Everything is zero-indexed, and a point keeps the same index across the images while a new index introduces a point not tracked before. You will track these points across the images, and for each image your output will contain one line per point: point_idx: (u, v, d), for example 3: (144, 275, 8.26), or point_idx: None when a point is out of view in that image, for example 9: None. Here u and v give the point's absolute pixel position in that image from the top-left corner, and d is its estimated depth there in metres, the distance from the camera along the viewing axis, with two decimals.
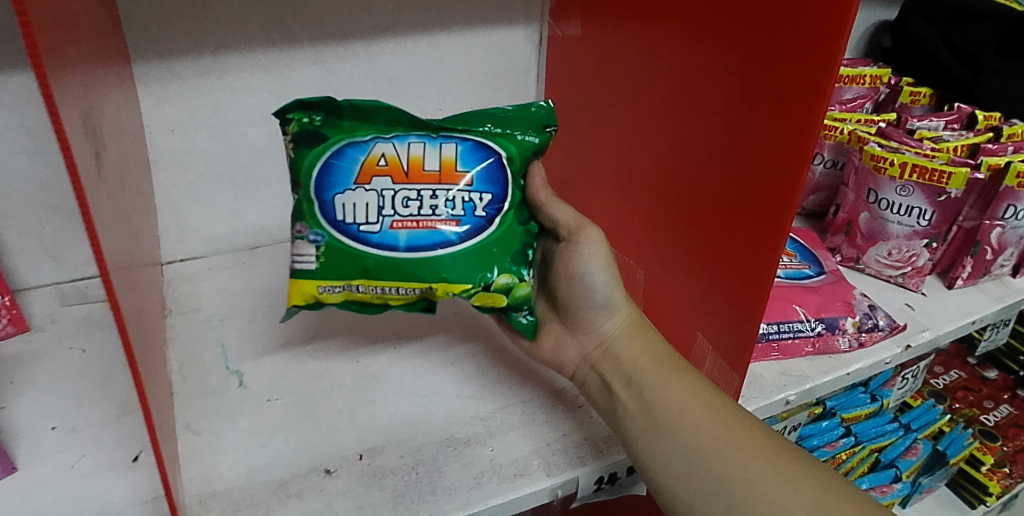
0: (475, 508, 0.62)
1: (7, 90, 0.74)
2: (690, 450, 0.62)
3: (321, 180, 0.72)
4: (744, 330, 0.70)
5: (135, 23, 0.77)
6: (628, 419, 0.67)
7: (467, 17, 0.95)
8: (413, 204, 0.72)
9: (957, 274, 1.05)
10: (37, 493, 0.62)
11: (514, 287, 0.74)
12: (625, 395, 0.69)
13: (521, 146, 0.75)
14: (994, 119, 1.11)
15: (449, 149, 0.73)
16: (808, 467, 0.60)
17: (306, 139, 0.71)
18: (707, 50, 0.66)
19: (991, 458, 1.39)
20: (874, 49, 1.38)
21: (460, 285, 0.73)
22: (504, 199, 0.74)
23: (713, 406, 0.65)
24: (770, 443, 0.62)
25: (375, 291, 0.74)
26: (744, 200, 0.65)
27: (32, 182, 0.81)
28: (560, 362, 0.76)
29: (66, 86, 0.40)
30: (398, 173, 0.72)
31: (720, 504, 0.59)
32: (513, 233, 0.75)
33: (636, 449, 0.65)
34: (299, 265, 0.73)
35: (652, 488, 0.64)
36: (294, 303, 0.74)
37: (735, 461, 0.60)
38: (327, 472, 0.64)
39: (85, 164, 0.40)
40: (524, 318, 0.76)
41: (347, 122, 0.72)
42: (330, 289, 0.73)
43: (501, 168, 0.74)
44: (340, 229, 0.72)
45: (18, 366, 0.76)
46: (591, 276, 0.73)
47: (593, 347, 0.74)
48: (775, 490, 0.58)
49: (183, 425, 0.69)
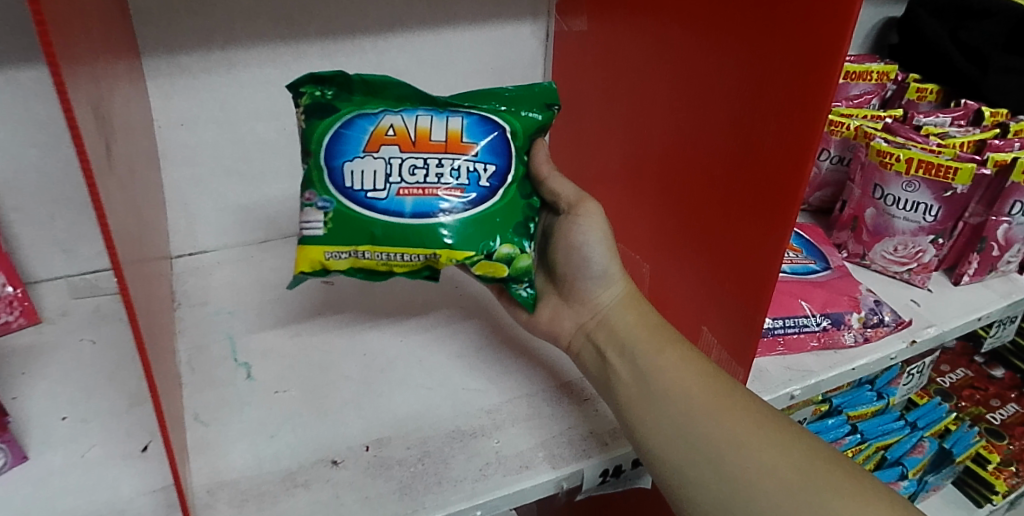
0: (481, 499, 0.62)
1: (19, 84, 0.75)
2: (680, 414, 0.62)
3: (331, 148, 0.73)
4: (750, 319, 0.70)
5: (145, 18, 0.78)
6: (621, 387, 0.68)
7: (474, 11, 0.95)
8: (419, 172, 0.73)
9: (963, 270, 1.05)
10: (47, 481, 0.63)
11: (516, 258, 0.74)
12: (618, 364, 0.70)
13: (525, 123, 0.77)
14: (1000, 116, 1.10)
15: (455, 122, 0.75)
16: (794, 435, 0.60)
17: (319, 110, 0.74)
18: (713, 44, 0.66)
19: (996, 456, 1.39)
20: (881, 46, 1.38)
21: (463, 251, 0.72)
22: (508, 171, 0.75)
23: (704, 375, 0.65)
24: (758, 410, 0.62)
25: (381, 258, 0.73)
26: (749, 191, 0.65)
27: (43, 175, 0.81)
28: (557, 332, 0.78)
29: (76, 76, 0.40)
30: (406, 142, 0.74)
31: (708, 465, 0.60)
32: (516, 205, 0.75)
33: (627, 414, 0.66)
34: (307, 231, 0.73)
35: (641, 454, 0.64)
36: (300, 270, 0.73)
37: (724, 425, 0.61)
38: (334, 462, 0.65)
39: (95, 154, 0.41)
40: (524, 291, 0.76)
41: (357, 97, 0.75)
42: (337, 255, 0.73)
43: (505, 142, 0.75)
44: (348, 196, 0.72)
45: (29, 358, 0.77)
46: (588, 247, 0.74)
47: (589, 317, 0.75)
48: (762, 452, 0.59)
49: (191, 416, 0.69)
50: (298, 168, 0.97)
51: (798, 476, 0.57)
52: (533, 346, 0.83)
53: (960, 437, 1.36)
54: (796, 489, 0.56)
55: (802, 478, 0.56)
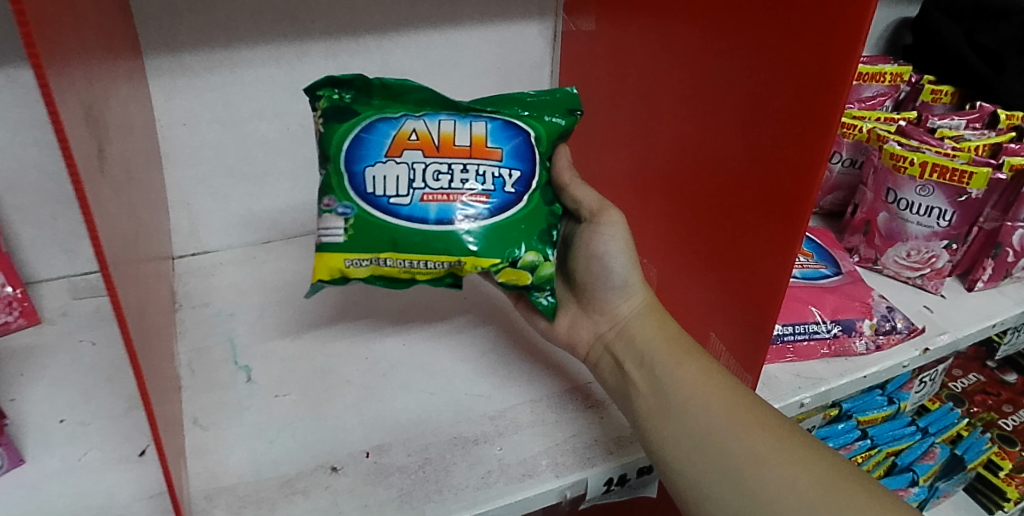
0: (482, 507, 0.61)
1: (18, 83, 0.75)
2: (698, 427, 0.61)
3: (352, 153, 0.72)
4: (758, 328, 0.69)
5: (146, 17, 0.77)
6: (639, 398, 0.67)
7: (481, 11, 0.94)
8: (443, 178, 0.72)
9: (978, 276, 1.03)
10: (42, 485, 0.62)
11: (540, 265, 0.72)
12: (636, 374, 0.68)
13: (549, 127, 0.76)
14: (1016, 119, 1.07)
15: (479, 127, 0.73)
16: (818, 450, 0.59)
17: (336, 114, 0.73)
18: (723, 47, 0.65)
19: (1009, 463, 1.36)
20: (895, 47, 1.35)
21: (489, 259, 0.71)
22: (533, 176, 0.74)
23: (725, 388, 0.64)
24: (780, 425, 0.61)
25: (403, 265, 0.72)
26: (758, 195, 0.64)
27: (44, 174, 0.81)
28: (574, 342, 0.76)
29: (68, 80, 0.39)
30: (429, 147, 0.72)
31: (728, 479, 0.58)
32: (539, 213, 0.74)
33: (643, 426, 0.65)
34: (326, 238, 0.71)
35: (658, 466, 0.63)
36: (318, 278, 0.72)
37: (745, 439, 0.59)
38: (333, 469, 0.64)
39: (87, 160, 0.40)
40: (545, 299, 0.74)
41: (376, 101, 0.74)
42: (357, 263, 0.71)
43: (529, 147, 0.74)
44: (370, 201, 0.71)
45: (28, 359, 0.76)
46: (610, 257, 0.72)
47: (607, 327, 0.74)
48: (785, 468, 0.57)
49: (190, 419, 0.69)
50: (301, 168, 0.96)
51: (821, 494, 0.55)
52: (543, 347, 0.82)
53: (972, 443, 1.33)
54: (819, 505, 0.55)
55: (824, 496, 0.55)
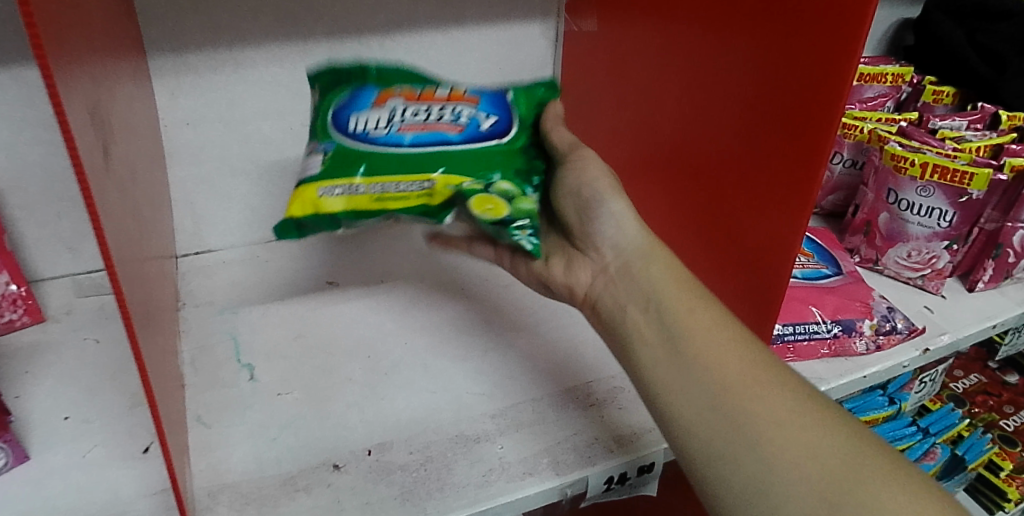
0: (482, 505, 0.61)
1: (24, 81, 0.75)
2: (710, 376, 0.58)
3: (336, 105, 0.74)
4: (765, 315, 0.71)
5: (149, 17, 0.78)
6: (645, 344, 0.63)
7: (484, 12, 0.94)
8: (421, 115, 0.75)
9: (979, 276, 1.03)
10: (47, 482, 0.62)
11: (516, 196, 0.70)
12: (641, 317, 0.65)
13: (529, 93, 0.81)
14: (1018, 120, 1.07)
15: (460, 87, 0.79)
16: (841, 418, 0.55)
17: (327, 77, 0.76)
18: (719, 47, 0.66)
19: (1010, 463, 1.37)
20: (897, 48, 1.35)
21: (460, 177, 0.70)
22: (509, 121, 0.77)
23: (740, 342, 0.60)
24: (798, 386, 0.57)
25: (375, 191, 0.69)
26: (762, 188, 0.65)
27: (49, 173, 0.81)
28: (572, 284, 0.73)
29: (75, 79, 0.40)
30: (411, 97, 0.76)
31: (737, 431, 0.54)
32: (516, 152, 0.75)
33: (648, 375, 0.61)
34: (304, 173, 0.69)
35: (658, 416, 0.59)
36: (291, 215, 0.66)
37: (761, 394, 0.56)
38: (335, 467, 0.64)
39: (92, 159, 0.40)
40: (526, 240, 0.69)
41: (371, 71, 0.77)
42: (330, 192, 0.67)
43: (503, 100, 0.79)
44: (350, 136, 0.71)
45: (32, 357, 0.76)
46: (599, 195, 0.71)
47: (609, 263, 0.70)
48: (802, 428, 0.53)
49: (194, 417, 0.69)
50: (304, 168, 0.96)
51: (844, 460, 0.51)
52: (545, 346, 0.83)
53: (973, 443, 1.34)
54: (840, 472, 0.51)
55: (845, 461, 0.51)
